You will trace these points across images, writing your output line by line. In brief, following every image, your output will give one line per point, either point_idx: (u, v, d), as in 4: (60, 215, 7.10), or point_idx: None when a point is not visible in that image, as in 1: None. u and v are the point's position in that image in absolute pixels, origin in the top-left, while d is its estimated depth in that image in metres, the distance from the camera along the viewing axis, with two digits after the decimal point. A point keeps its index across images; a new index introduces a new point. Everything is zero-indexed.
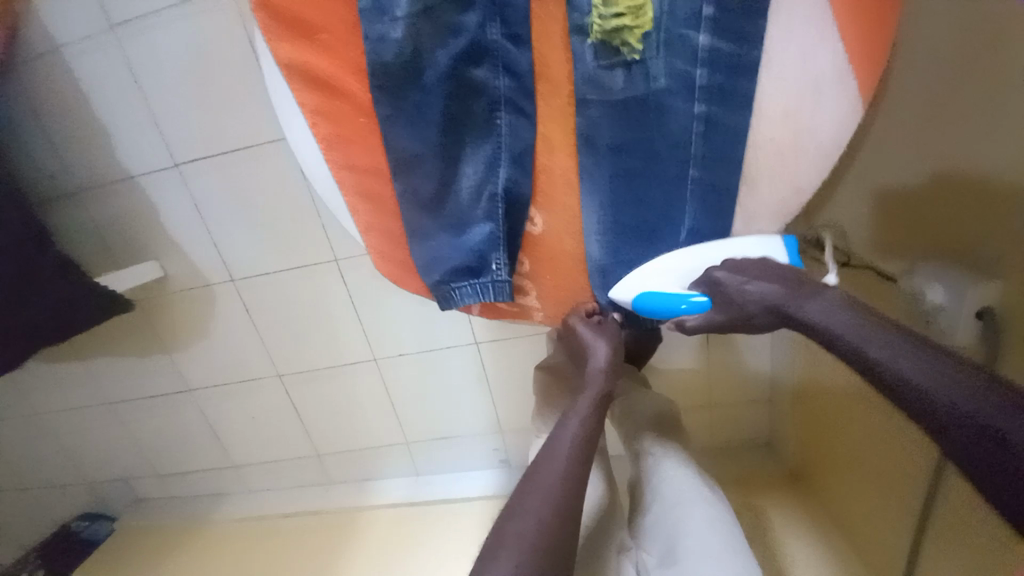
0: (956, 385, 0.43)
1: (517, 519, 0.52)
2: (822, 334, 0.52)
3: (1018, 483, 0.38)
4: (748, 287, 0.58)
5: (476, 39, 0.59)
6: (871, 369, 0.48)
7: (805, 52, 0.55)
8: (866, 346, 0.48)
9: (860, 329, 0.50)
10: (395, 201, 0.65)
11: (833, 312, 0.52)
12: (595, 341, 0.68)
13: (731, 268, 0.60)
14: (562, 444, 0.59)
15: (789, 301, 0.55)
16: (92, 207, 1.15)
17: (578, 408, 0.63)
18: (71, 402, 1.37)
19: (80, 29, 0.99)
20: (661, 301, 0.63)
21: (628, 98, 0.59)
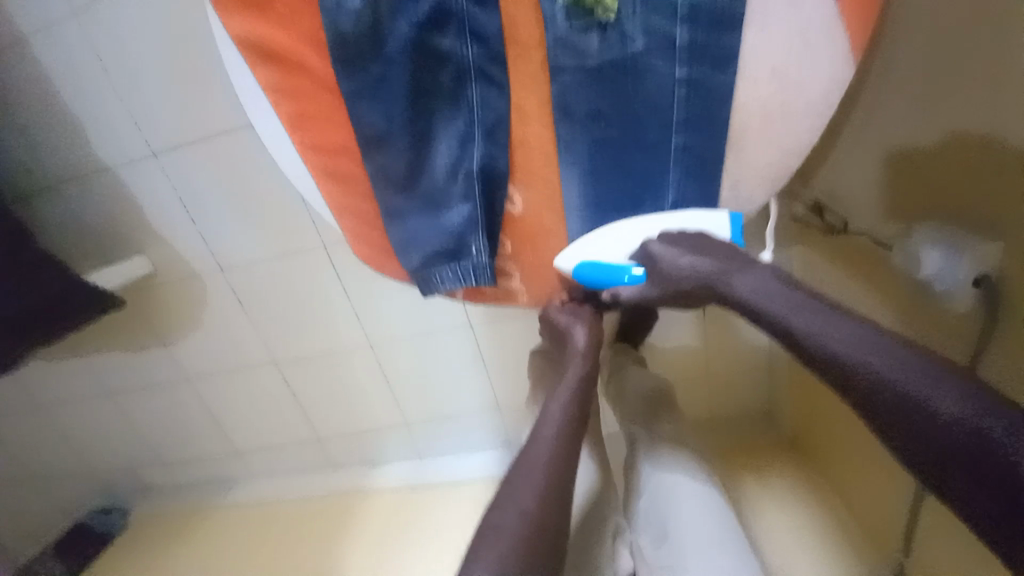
0: (882, 354, 0.42)
1: (498, 510, 0.50)
2: (751, 309, 0.51)
3: (932, 450, 0.38)
4: (682, 260, 0.56)
5: (439, 3, 0.55)
6: (799, 343, 0.47)
7: (790, 0, 0.51)
8: (795, 318, 0.47)
9: (793, 304, 0.49)
10: (367, 183, 0.62)
11: (764, 287, 0.51)
12: (573, 325, 0.70)
13: (667, 241, 0.59)
14: (550, 430, 0.58)
15: (721, 275, 0.54)
16: (72, 201, 1.13)
17: (559, 395, 0.62)
18: (73, 394, 1.38)
19: (43, 15, 0.95)
20: (600, 273, 0.62)
21: (605, 62, 0.55)
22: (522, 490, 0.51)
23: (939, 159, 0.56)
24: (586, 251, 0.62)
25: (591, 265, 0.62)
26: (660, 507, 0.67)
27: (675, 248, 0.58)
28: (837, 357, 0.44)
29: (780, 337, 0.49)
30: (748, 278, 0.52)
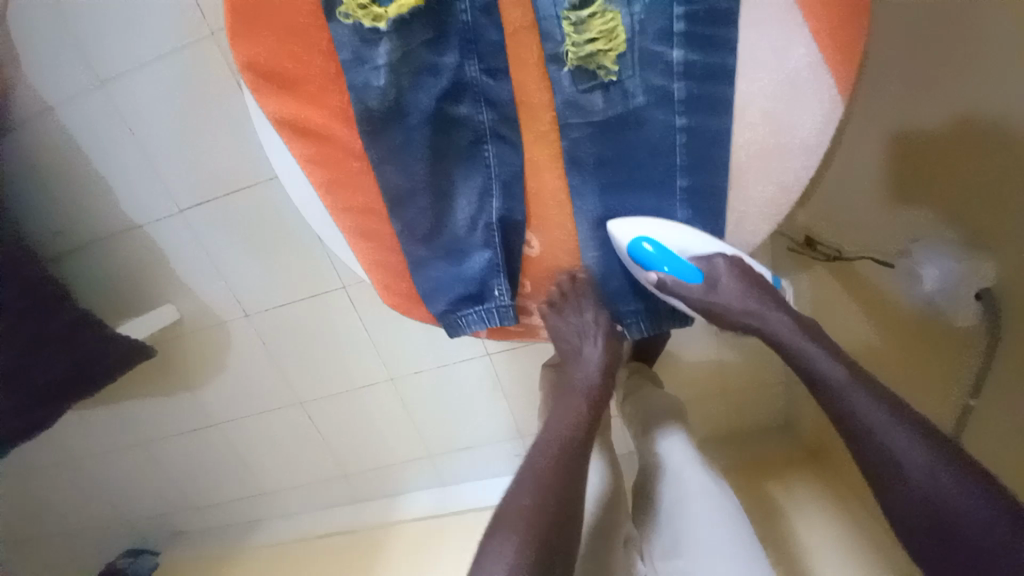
0: (916, 450, 0.52)
1: (513, 496, 0.61)
2: (806, 369, 0.62)
3: (932, 525, 0.50)
4: (730, 291, 0.66)
5: (455, 77, 0.61)
6: (844, 416, 0.58)
7: (776, 52, 0.55)
8: (848, 396, 0.58)
9: (828, 364, 0.60)
10: (393, 238, 0.65)
11: (800, 339, 0.64)
12: (584, 344, 0.72)
13: (731, 262, 0.66)
14: (557, 421, 0.68)
15: (755, 312, 0.67)
16: (105, 259, 1.18)
17: (573, 400, 0.70)
18: (105, 445, 1.41)
19: (71, 89, 1.01)
20: (654, 254, 0.63)
21: (609, 117, 0.60)
22: (519, 505, 0.59)
23: (942, 156, 0.66)
24: (646, 230, 0.64)
25: (647, 242, 0.63)
26: (675, 516, 0.70)
27: (733, 275, 0.66)
28: (849, 419, 0.57)
29: (813, 390, 0.61)
30: (777, 317, 0.66)
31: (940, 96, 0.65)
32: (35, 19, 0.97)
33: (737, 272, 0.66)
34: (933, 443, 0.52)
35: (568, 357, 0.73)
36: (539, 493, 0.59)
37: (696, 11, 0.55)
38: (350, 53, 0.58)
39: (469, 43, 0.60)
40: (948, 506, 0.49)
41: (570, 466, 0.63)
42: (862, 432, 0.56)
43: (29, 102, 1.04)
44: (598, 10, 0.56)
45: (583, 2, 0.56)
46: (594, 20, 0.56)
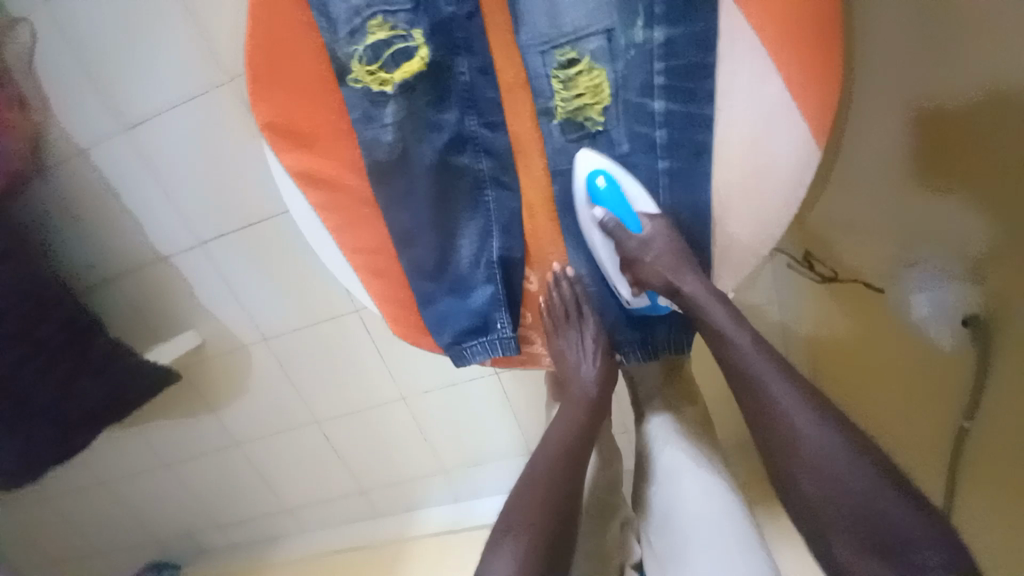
0: (860, 471, 0.52)
1: (511, 503, 0.63)
2: (740, 376, 0.60)
3: (860, 539, 0.51)
4: (660, 257, 0.64)
5: (457, 130, 0.66)
6: (783, 430, 0.56)
7: (754, 98, 0.58)
8: (790, 411, 0.56)
9: (776, 384, 0.58)
10: (402, 276, 0.70)
11: (749, 353, 0.60)
12: (581, 361, 0.72)
13: (670, 250, 0.64)
14: (554, 432, 0.69)
15: (676, 276, 0.64)
16: (133, 288, 1.26)
17: (569, 422, 0.70)
18: (133, 466, 1.49)
19: (102, 132, 1.09)
20: (601, 187, 0.64)
21: (597, 163, 0.65)
22: (523, 509, 0.62)
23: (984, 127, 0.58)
24: (603, 167, 0.64)
25: (602, 177, 0.64)
26: (665, 489, 0.70)
27: (670, 262, 0.64)
28: (800, 443, 0.55)
29: (747, 398, 0.60)
30: (697, 285, 0.64)
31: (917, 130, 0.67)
32: (67, 73, 1.05)
33: (670, 240, 0.64)
34: (891, 477, 0.52)
35: (564, 370, 0.73)
36: (548, 498, 0.62)
37: (675, 66, 0.59)
38: (360, 113, 0.63)
39: (469, 100, 0.65)
40: (907, 539, 0.49)
41: (565, 475, 0.65)
42: (818, 458, 0.54)
43: (62, 147, 1.12)
44: (585, 68, 0.61)
45: (570, 62, 0.61)
46: (581, 77, 0.61)
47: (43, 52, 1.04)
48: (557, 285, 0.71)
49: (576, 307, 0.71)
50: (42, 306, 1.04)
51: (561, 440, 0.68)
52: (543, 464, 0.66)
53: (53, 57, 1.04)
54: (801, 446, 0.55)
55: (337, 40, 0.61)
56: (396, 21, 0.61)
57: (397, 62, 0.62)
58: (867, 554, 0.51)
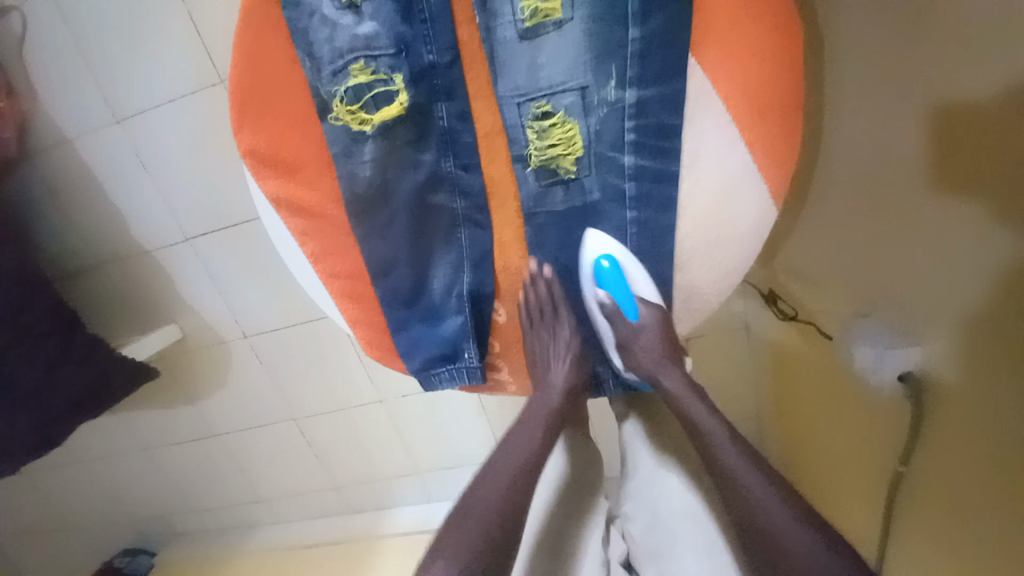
0: (800, 529, 0.55)
1: (485, 488, 0.66)
2: (696, 433, 0.65)
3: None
4: (644, 344, 0.70)
5: (433, 170, 0.68)
6: (732, 487, 0.60)
7: (720, 154, 0.61)
8: (737, 470, 0.60)
9: (735, 455, 0.61)
10: (376, 301, 0.72)
11: (703, 415, 0.65)
12: (552, 363, 0.75)
13: (646, 339, 0.70)
14: (530, 428, 0.71)
15: (658, 371, 0.70)
16: (115, 277, 1.26)
17: (535, 417, 0.73)
18: (112, 450, 1.50)
19: (89, 123, 1.09)
20: (604, 269, 0.69)
21: (569, 208, 0.68)
22: (490, 491, 0.65)
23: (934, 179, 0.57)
24: (608, 249, 0.68)
25: (604, 259, 0.68)
26: (646, 485, 0.72)
27: (648, 348, 0.70)
28: (750, 505, 0.57)
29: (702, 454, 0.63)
30: (676, 381, 0.69)
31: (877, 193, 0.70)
32: (56, 62, 1.04)
33: (660, 330, 0.70)
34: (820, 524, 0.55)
35: (540, 371, 0.75)
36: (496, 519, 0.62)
37: (645, 125, 0.62)
38: (339, 148, 0.65)
39: (446, 143, 0.67)
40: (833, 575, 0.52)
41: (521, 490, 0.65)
42: (760, 510, 0.57)
43: (49, 136, 1.11)
44: (558, 121, 0.63)
45: (545, 114, 0.63)
46: (554, 129, 0.63)
47: (30, 38, 1.02)
48: (534, 285, 0.72)
49: (551, 305, 0.73)
50: (28, 296, 1.07)
51: (534, 435, 0.71)
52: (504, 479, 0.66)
53: (42, 45, 1.03)
54: (750, 511, 0.57)
55: (320, 79, 0.62)
56: (377, 66, 0.62)
57: (378, 105, 0.63)
58: None
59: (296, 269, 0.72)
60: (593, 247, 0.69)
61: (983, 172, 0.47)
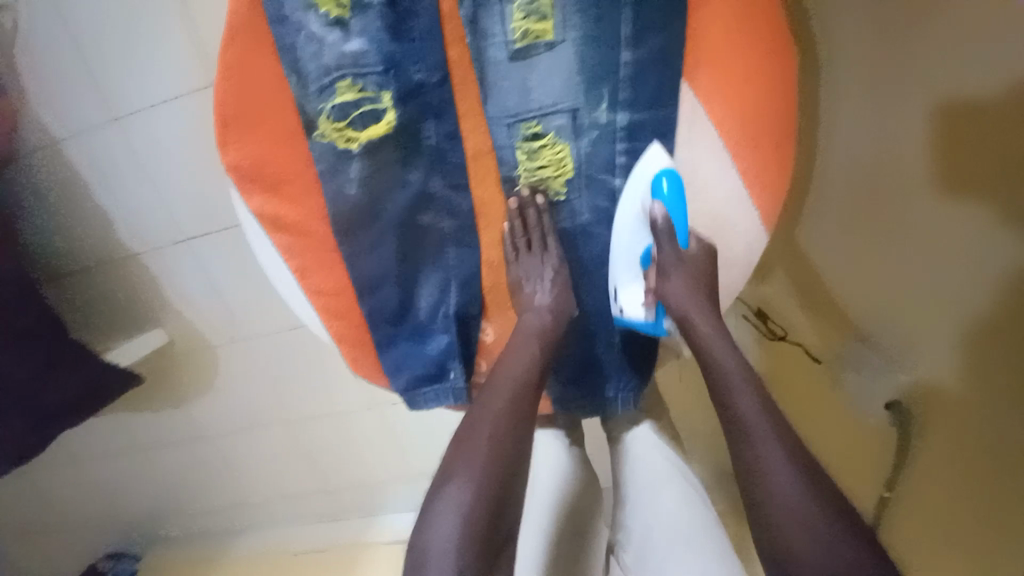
0: (815, 514, 0.48)
1: (474, 432, 0.56)
2: (721, 399, 0.57)
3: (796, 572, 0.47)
4: (682, 274, 0.62)
5: (421, 190, 0.68)
6: (745, 463, 0.53)
7: (710, 180, 0.60)
8: (755, 444, 0.52)
9: (760, 428, 0.53)
10: (361, 319, 0.71)
11: (734, 377, 0.57)
12: (537, 290, 0.67)
13: (687, 270, 0.62)
14: (521, 357, 0.63)
15: (690, 311, 0.61)
16: (99, 281, 1.23)
17: (526, 343, 0.64)
18: (93, 455, 1.47)
19: (74, 123, 1.04)
20: (670, 183, 0.59)
21: (561, 229, 0.69)
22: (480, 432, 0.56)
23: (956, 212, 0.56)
24: (672, 167, 0.59)
25: (666, 178, 0.59)
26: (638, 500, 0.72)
27: (687, 279, 0.62)
28: (765, 484, 0.51)
29: (724, 419, 0.56)
30: (709, 325, 0.61)
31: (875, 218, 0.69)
32: (32, 59, 0.99)
33: (702, 267, 0.62)
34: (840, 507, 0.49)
35: (522, 294, 0.68)
36: (492, 448, 0.55)
37: (636, 148, 0.62)
38: (325, 165, 0.64)
39: (434, 163, 0.67)
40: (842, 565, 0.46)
41: (522, 412, 0.59)
42: (773, 491, 0.50)
43: (29, 137, 1.07)
44: (549, 142, 0.63)
45: (535, 135, 0.63)
46: (544, 150, 0.63)
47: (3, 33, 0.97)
48: (522, 214, 0.67)
49: (541, 233, 0.68)
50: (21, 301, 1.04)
51: (527, 365, 0.62)
52: (501, 401, 0.59)
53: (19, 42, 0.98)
54: (761, 490, 0.51)
55: (306, 95, 0.61)
56: (365, 83, 0.62)
57: (365, 123, 0.63)
58: None
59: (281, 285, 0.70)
60: (658, 158, 0.59)
61: (1004, 188, 0.49)
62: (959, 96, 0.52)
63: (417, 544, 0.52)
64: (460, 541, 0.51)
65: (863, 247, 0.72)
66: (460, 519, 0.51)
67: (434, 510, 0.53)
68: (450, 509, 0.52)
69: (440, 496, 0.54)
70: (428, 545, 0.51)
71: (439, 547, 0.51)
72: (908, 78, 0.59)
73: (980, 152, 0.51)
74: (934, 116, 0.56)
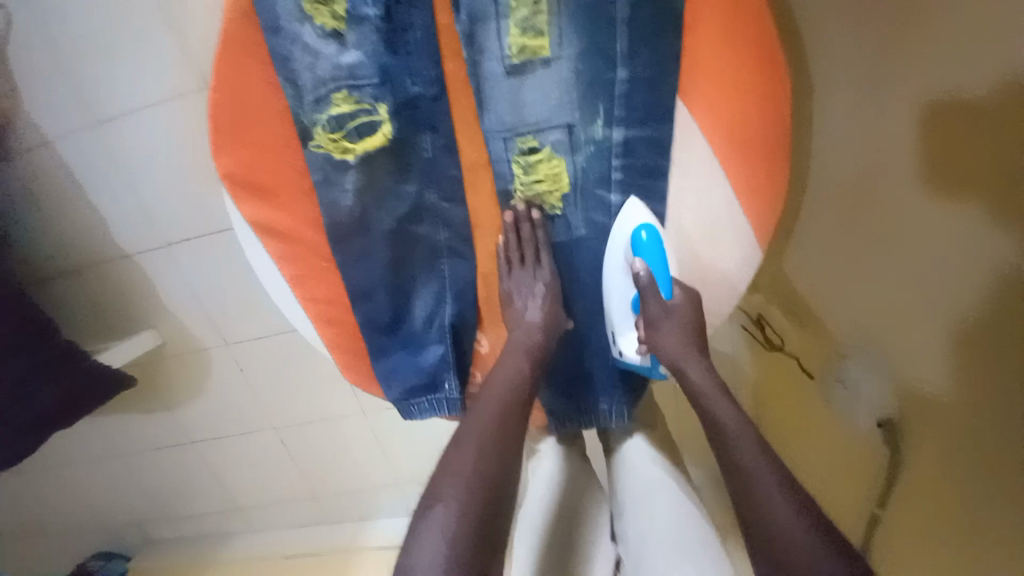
0: (813, 547, 0.49)
1: (460, 446, 0.56)
2: (717, 436, 0.59)
3: None
4: (673, 326, 0.62)
5: (416, 202, 0.68)
6: (744, 497, 0.54)
7: (703, 198, 0.60)
8: (752, 476, 0.54)
9: (755, 463, 0.55)
10: (355, 328, 0.71)
11: (728, 417, 0.59)
12: (529, 303, 0.67)
13: (676, 321, 0.62)
14: (507, 367, 0.63)
15: (680, 361, 0.62)
16: (91, 281, 1.22)
17: (513, 356, 0.64)
18: (83, 456, 1.46)
19: (67, 123, 1.03)
20: (651, 238, 0.61)
21: (556, 241, 0.69)
22: (468, 446, 0.56)
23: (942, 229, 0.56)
24: (651, 219, 0.62)
25: (646, 229, 0.61)
26: (632, 502, 0.72)
27: (676, 329, 0.62)
28: (765, 517, 0.51)
29: (720, 453, 0.58)
30: (700, 372, 0.62)
31: (864, 236, 0.70)
32: (25, 57, 0.98)
33: (691, 317, 0.62)
34: (837, 542, 0.49)
35: (512, 305, 0.68)
36: (478, 461, 0.55)
37: (632, 165, 0.62)
38: (320, 175, 0.64)
39: (429, 174, 0.67)
40: None
41: (510, 431, 0.58)
42: (771, 523, 0.51)
43: (22, 137, 1.06)
44: (545, 157, 0.63)
45: (531, 149, 0.63)
46: (540, 164, 0.64)
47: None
48: (517, 226, 0.68)
49: (536, 248, 0.68)
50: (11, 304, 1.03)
51: (513, 377, 0.62)
52: (489, 414, 0.59)
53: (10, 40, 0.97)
54: (761, 523, 0.52)
55: (301, 106, 0.61)
56: (361, 95, 0.61)
57: (361, 134, 0.63)
58: None
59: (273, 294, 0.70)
60: (638, 214, 0.62)
61: (988, 202, 0.50)
62: (950, 120, 0.53)
63: (405, 562, 0.51)
64: (448, 558, 0.50)
65: (853, 264, 0.72)
66: (449, 534, 0.50)
67: (423, 522, 0.52)
68: (438, 524, 0.51)
69: (430, 511, 0.52)
70: (417, 561, 0.50)
71: (428, 562, 0.50)
72: (901, 98, 0.60)
73: (973, 176, 0.51)
74: (925, 138, 0.57)
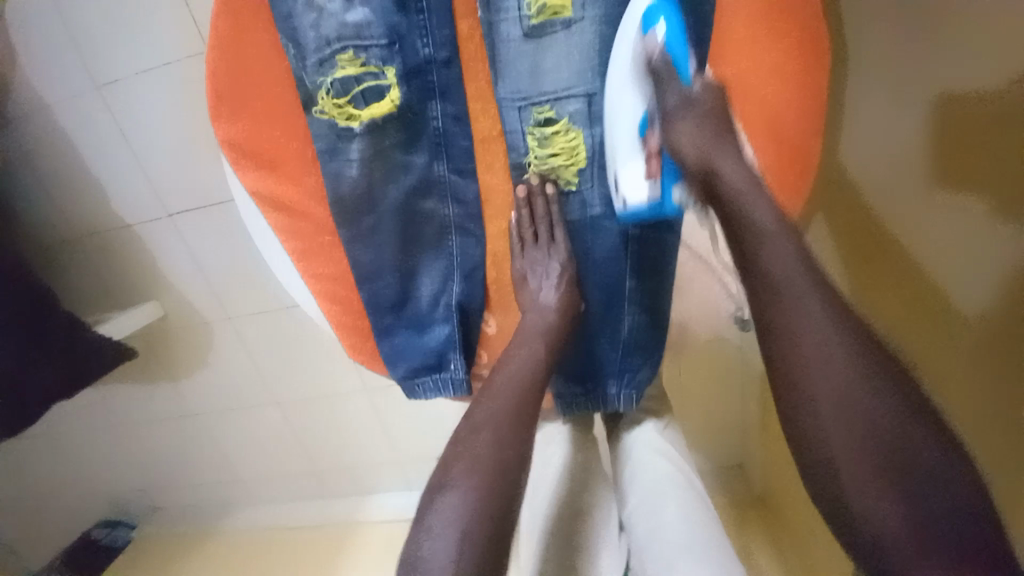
0: (854, 376, 0.44)
1: (473, 437, 0.54)
2: (746, 245, 0.50)
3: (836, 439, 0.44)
4: (697, 117, 0.53)
5: (425, 175, 0.65)
6: (775, 318, 0.48)
7: None
8: (787, 294, 0.47)
9: (795, 280, 0.47)
10: (359, 306, 0.68)
11: (765, 222, 0.49)
12: (544, 287, 0.65)
13: (698, 112, 0.54)
14: (523, 356, 0.60)
15: (714, 153, 0.52)
16: (91, 250, 1.19)
17: (529, 342, 0.61)
18: (87, 426, 1.46)
19: (62, 84, 0.99)
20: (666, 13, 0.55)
21: (570, 221, 0.66)
22: (482, 436, 0.54)
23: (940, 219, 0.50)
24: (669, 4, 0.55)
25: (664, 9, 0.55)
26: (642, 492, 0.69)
27: (698, 120, 0.53)
28: (800, 340, 0.46)
29: (745, 263, 0.51)
30: (734, 166, 0.52)
31: None
32: (18, 15, 0.94)
33: (714, 105, 0.54)
34: (885, 369, 0.44)
35: (526, 288, 0.66)
36: (496, 450, 0.53)
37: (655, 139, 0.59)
38: (325, 144, 0.61)
39: (439, 146, 0.64)
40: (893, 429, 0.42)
41: (523, 418, 0.56)
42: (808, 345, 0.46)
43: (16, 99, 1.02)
44: (562, 129, 0.60)
45: (548, 120, 0.60)
46: (557, 137, 0.61)
47: None
48: (530, 202, 0.65)
49: (549, 225, 0.65)
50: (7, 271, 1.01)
51: (531, 364, 0.60)
52: (502, 404, 0.57)
53: (6, 0, 0.93)
54: (792, 344, 0.47)
55: (304, 68, 0.57)
56: (368, 58, 0.58)
57: (367, 100, 0.59)
58: (868, 463, 0.42)
59: (277, 269, 0.67)
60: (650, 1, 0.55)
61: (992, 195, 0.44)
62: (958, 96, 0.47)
63: (412, 557, 0.49)
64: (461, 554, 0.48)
65: None
66: (462, 526, 0.49)
67: (432, 514, 0.50)
68: (449, 516, 0.49)
69: (438, 502, 0.51)
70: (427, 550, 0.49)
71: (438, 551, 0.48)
72: None
73: None
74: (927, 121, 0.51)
